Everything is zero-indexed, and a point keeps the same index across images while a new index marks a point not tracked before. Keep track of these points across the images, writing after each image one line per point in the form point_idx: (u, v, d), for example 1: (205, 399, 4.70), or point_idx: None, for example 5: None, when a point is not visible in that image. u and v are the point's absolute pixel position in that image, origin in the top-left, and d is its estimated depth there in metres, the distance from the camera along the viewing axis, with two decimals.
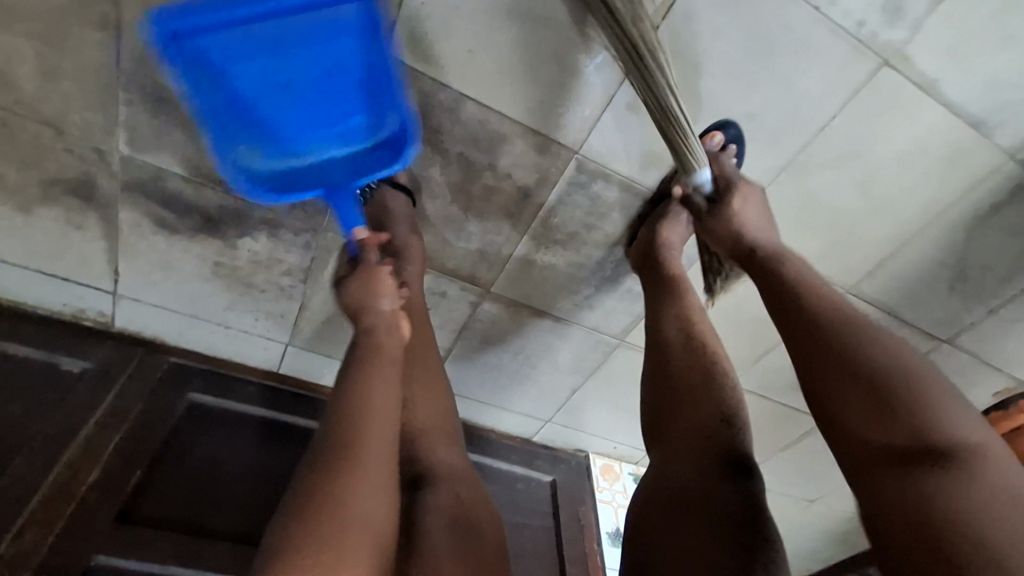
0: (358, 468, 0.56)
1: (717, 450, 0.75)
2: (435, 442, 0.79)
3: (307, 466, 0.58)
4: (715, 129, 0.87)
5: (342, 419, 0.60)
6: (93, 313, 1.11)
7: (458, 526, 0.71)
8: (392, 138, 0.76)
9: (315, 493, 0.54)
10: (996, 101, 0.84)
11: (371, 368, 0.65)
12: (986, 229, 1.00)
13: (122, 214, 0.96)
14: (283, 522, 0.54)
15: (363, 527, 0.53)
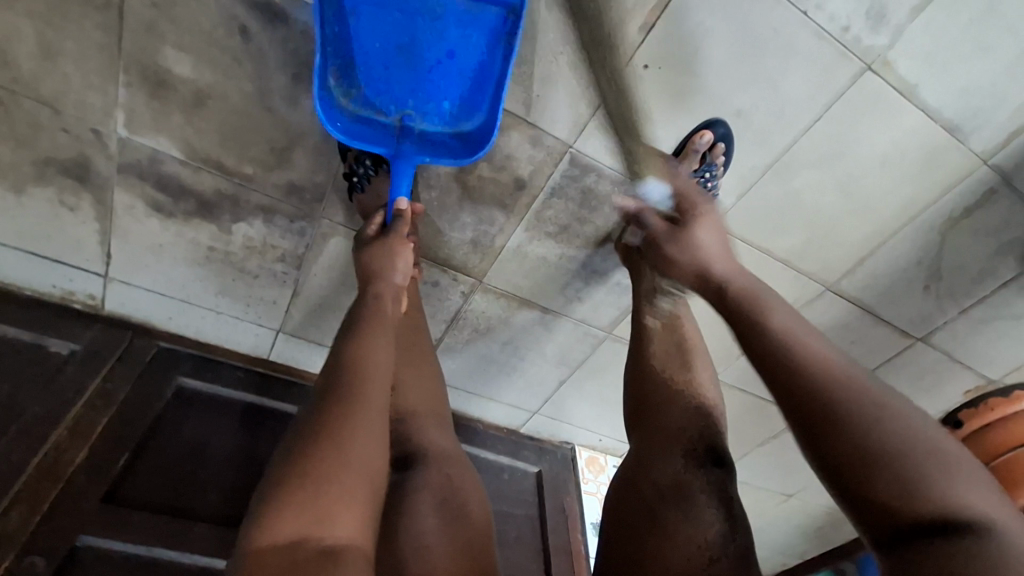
0: (355, 416, 0.58)
1: (696, 441, 0.77)
2: (424, 424, 0.80)
3: (303, 420, 0.59)
4: (703, 128, 0.90)
5: (339, 379, 0.63)
6: (83, 296, 1.11)
7: (446, 505, 0.72)
8: (470, 135, 0.86)
9: (313, 438, 0.56)
10: (971, 107, 0.88)
11: (366, 339, 0.69)
12: (960, 231, 1.04)
13: (116, 196, 0.96)
14: (279, 467, 0.55)
15: (357, 470, 0.54)
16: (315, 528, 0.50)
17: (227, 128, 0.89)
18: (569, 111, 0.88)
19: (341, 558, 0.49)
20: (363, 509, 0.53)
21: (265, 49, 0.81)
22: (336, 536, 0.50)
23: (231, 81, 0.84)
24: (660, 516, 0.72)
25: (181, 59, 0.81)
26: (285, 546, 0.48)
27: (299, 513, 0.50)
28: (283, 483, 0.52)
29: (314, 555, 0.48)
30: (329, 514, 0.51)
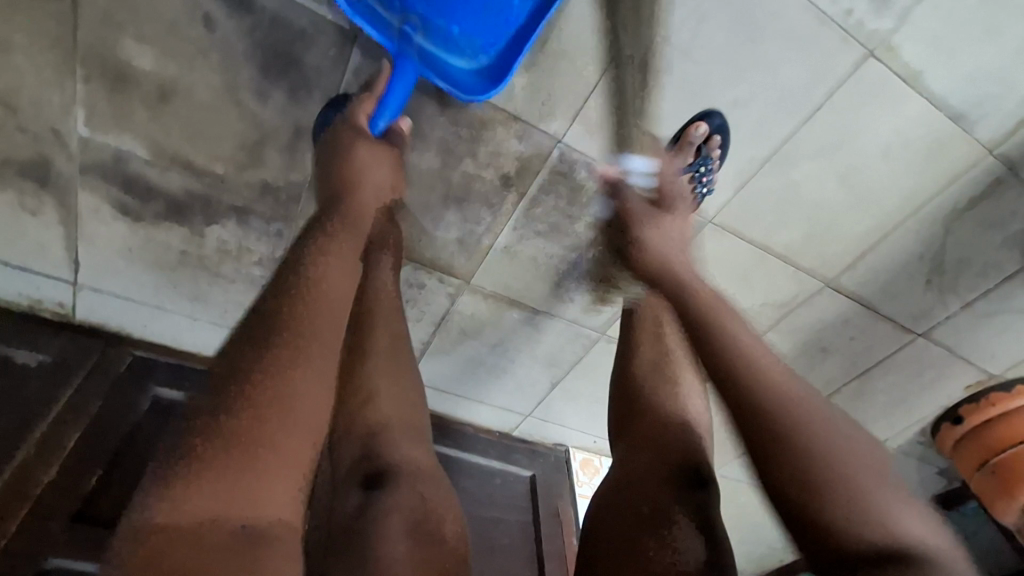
0: (302, 362, 0.48)
1: (681, 462, 0.73)
2: (397, 437, 0.76)
3: (234, 357, 0.47)
4: (699, 119, 0.85)
5: (285, 312, 0.51)
6: (51, 304, 1.06)
7: (417, 530, 0.67)
8: (483, 70, 0.78)
9: (247, 387, 0.45)
10: (977, 95, 0.84)
11: (326, 263, 0.58)
12: (963, 223, 1.01)
13: (81, 198, 0.91)
14: (200, 418, 0.44)
15: (302, 426, 0.45)
16: (236, 507, 0.40)
17: (196, 126, 0.84)
18: (556, 103, 0.84)
19: (266, 543, 0.40)
20: (298, 480, 0.44)
21: (231, 38, 0.76)
22: (264, 517, 0.41)
23: (198, 74, 0.79)
24: (639, 542, 0.66)
25: (141, 51, 0.76)
26: (193, 527, 0.39)
27: (218, 486, 0.40)
28: (204, 441, 0.42)
29: (232, 542, 0.39)
30: (260, 490, 0.42)
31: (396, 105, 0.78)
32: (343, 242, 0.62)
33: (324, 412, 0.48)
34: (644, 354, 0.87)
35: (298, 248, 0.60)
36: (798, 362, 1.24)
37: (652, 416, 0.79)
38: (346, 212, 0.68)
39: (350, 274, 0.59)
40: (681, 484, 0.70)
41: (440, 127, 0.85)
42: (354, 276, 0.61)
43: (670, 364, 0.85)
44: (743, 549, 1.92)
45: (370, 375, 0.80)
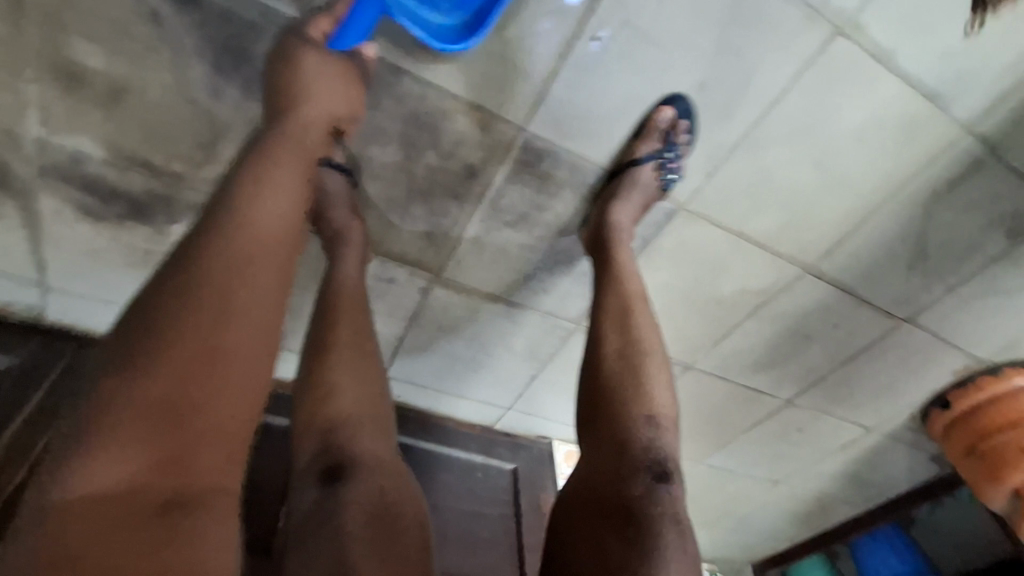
0: (228, 328, 0.48)
1: (645, 458, 0.70)
2: (360, 431, 0.74)
3: (149, 325, 0.47)
4: (664, 104, 0.85)
5: (208, 276, 0.50)
6: (21, 306, 1.05)
7: (377, 522, 0.66)
8: (458, 24, 0.74)
9: (166, 357, 0.45)
10: (952, 72, 0.82)
11: (252, 212, 0.57)
12: (944, 205, 0.98)
13: (41, 200, 0.89)
14: (113, 389, 0.43)
15: (228, 387, 0.46)
16: (159, 476, 0.41)
17: (152, 123, 0.82)
18: (517, 91, 0.81)
19: (192, 511, 0.40)
20: (228, 442, 0.44)
21: (179, 35, 0.74)
22: (190, 485, 0.41)
23: (148, 72, 0.77)
24: (602, 542, 0.64)
25: (89, 49, 0.74)
26: (111, 498, 0.39)
27: (136, 457, 0.41)
28: (120, 413, 0.42)
29: (150, 512, 0.39)
30: (186, 460, 0.42)
31: (358, 34, 0.73)
32: (276, 196, 0.60)
33: (258, 375, 0.48)
34: (609, 347, 0.85)
35: (222, 203, 0.57)
36: (781, 351, 1.22)
37: (618, 412, 0.77)
38: (287, 144, 0.68)
39: (285, 232, 0.58)
40: (643, 479, 0.68)
41: (399, 119, 0.83)
42: (293, 233, 0.59)
43: (638, 358, 0.82)
44: (734, 537, 1.91)
45: (330, 370, 0.78)
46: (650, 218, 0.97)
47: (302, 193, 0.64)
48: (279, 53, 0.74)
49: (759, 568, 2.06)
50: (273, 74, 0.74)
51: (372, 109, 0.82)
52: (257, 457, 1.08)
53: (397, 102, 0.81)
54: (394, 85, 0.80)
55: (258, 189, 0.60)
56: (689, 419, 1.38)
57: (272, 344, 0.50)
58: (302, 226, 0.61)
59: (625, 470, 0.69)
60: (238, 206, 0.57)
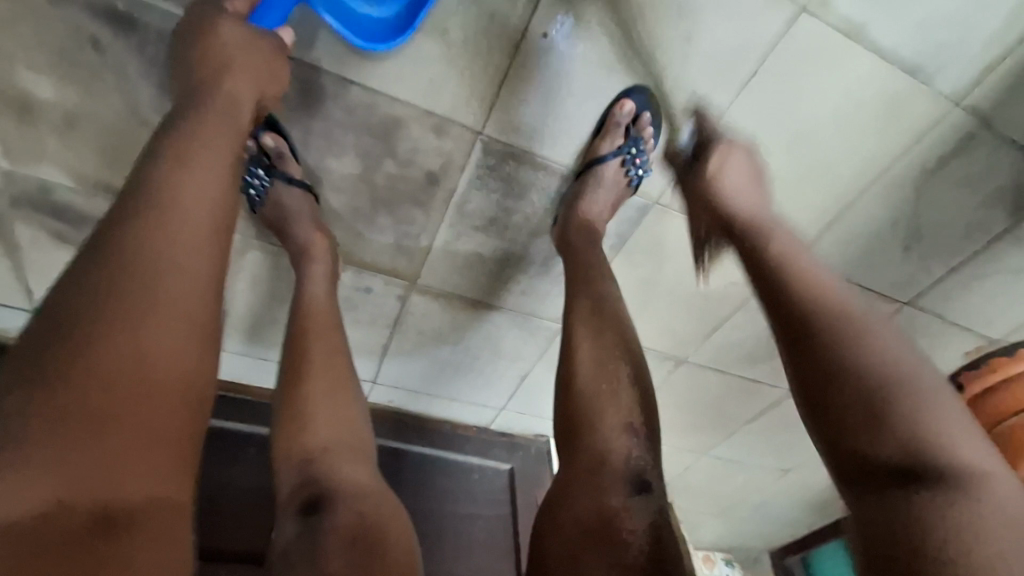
0: (156, 329, 0.45)
1: (624, 470, 0.69)
2: (338, 459, 0.73)
3: (65, 327, 0.43)
4: (623, 96, 0.83)
5: (130, 273, 0.47)
6: (16, 331, 1.08)
7: (359, 546, 0.64)
8: (388, 19, 0.73)
9: (89, 364, 0.42)
10: (929, 42, 0.77)
11: (184, 189, 0.53)
12: (937, 182, 0.92)
13: (17, 229, 0.91)
14: (17, 401, 0.39)
15: (162, 394, 0.44)
16: (86, 493, 0.38)
17: (111, 149, 0.83)
18: (469, 93, 0.79)
19: (129, 532, 0.39)
20: (164, 453, 0.42)
21: (123, 59, 0.74)
22: (126, 500, 0.39)
23: (100, 99, 0.77)
24: (580, 560, 0.63)
25: (40, 80, 0.75)
26: (30, 525, 0.36)
27: (59, 479, 0.38)
28: (34, 425, 0.39)
29: (82, 533, 0.37)
30: (116, 475, 0.39)
31: (277, 18, 0.71)
32: (207, 178, 0.55)
33: (194, 383, 0.46)
34: (583, 350, 0.81)
35: (144, 181, 0.52)
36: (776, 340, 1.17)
37: (595, 425, 0.73)
38: (222, 113, 0.62)
39: (219, 218, 0.55)
40: (625, 494, 0.67)
41: (353, 129, 0.82)
42: (227, 221, 0.56)
43: (612, 361, 0.79)
44: (749, 527, 1.88)
45: (306, 400, 0.77)
46: (623, 215, 0.96)
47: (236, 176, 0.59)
48: (202, 38, 0.66)
49: (776, 556, 2.04)
50: (191, 55, 0.66)
51: (325, 121, 0.81)
52: (249, 470, 1.10)
53: (348, 112, 0.80)
54: (343, 96, 0.78)
55: (183, 168, 0.55)
56: (687, 413, 1.35)
57: (208, 344, 0.49)
58: (235, 212, 0.57)
59: (603, 484, 0.68)
60: (167, 181, 0.53)
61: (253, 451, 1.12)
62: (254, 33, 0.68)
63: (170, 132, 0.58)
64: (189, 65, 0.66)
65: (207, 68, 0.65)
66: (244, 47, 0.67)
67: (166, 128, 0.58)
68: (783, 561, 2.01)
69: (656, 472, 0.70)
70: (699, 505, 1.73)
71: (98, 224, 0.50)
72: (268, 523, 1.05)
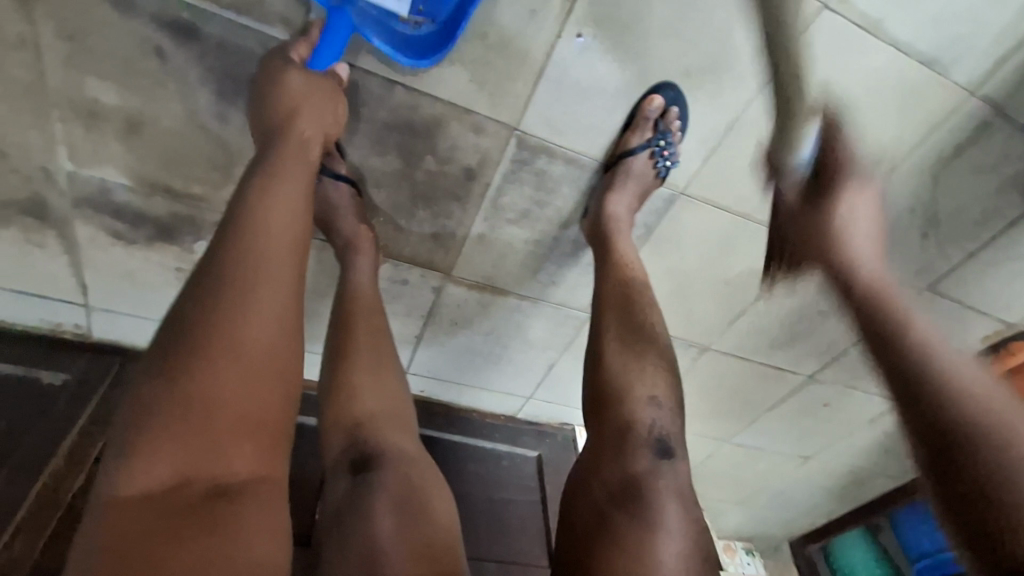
0: (252, 327, 0.53)
1: (647, 435, 0.73)
2: (384, 426, 0.78)
3: (185, 327, 0.51)
4: (653, 92, 0.87)
5: (232, 280, 0.54)
6: (71, 326, 1.13)
7: (404, 506, 0.70)
8: (432, 36, 0.78)
9: (204, 356, 0.49)
10: (946, 36, 0.81)
11: (267, 208, 0.61)
12: (954, 170, 0.96)
13: (78, 229, 0.97)
14: (151, 388, 0.48)
15: (260, 384, 0.51)
16: (205, 467, 0.46)
17: (168, 152, 0.88)
18: (506, 93, 0.84)
19: (237, 497, 0.47)
20: (262, 436, 0.50)
21: (184, 67, 0.79)
22: (234, 475, 0.47)
23: (161, 104, 0.83)
24: (608, 518, 0.67)
25: (106, 88, 0.80)
26: (165, 490, 0.45)
27: (186, 450, 0.46)
28: (164, 407, 0.47)
29: (202, 500, 0.45)
30: (225, 453, 0.47)
31: (330, 56, 0.77)
32: (287, 199, 0.64)
33: (285, 373, 0.53)
34: (611, 331, 0.86)
35: (239, 205, 0.61)
36: (797, 326, 1.21)
37: (626, 400, 0.77)
38: (292, 151, 0.71)
39: (297, 235, 0.62)
40: (650, 454, 0.72)
41: (396, 129, 0.87)
42: (303, 237, 0.63)
43: (638, 342, 0.83)
44: (770, 514, 1.91)
45: (352, 371, 0.82)
46: (650, 206, 1.00)
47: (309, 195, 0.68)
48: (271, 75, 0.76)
49: (796, 544, 2.07)
50: (267, 99, 0.76)
51: (370, 121, 0.86)
52: (292, 455, 1.15)
53: (392, 113, 0.85)
54: (387, 98, 0.83)
55: (267, 193, 0.63)
56: (709, 399, 1.38)
57: (294, 341, 0.56)
58: (309, 230, 0.65)
59: (630, 448, 0.72)
60: (255, 203, 0.61)
61: (293, 438, 1.17)
62: (310, 77, 0.76)
63: (261, 165, 0.68)
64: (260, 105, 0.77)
65: (281, 111, 0.75)
66: (306, 93, 0.75)
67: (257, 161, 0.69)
68: (804, 549, 2.04)
69: (681, 443, 0.75)
70: (720, 492, 1.77)
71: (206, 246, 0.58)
72: (312, 507, 1.10)
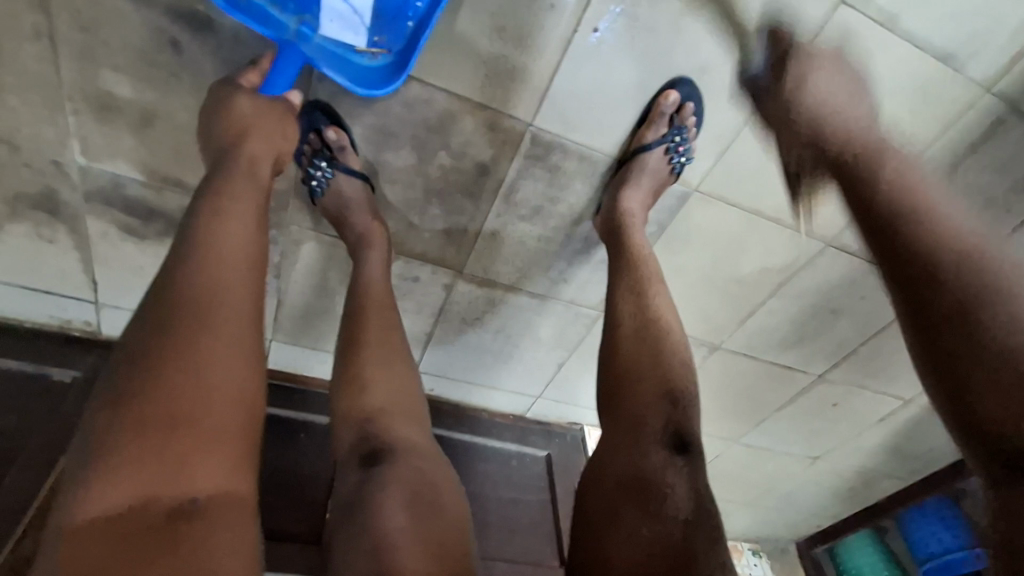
0: (212, 346, 0.52)
1: (662, 430, 0.73)
2: (393, 421, 0.77)
3: (140, 351, 0.51)
4: (669, 87, 0.87)
5: (188, 303, 0.54)
6: (79, 323, 1.12)
7: (414, 499, 0.69)
8: (385, 67, 0.80)
9: (160, 378, 0.49)
10: (962, 32, 0.81)
11: (222, 229, 0.62)
12: (968, 168, 0.96)
13: (89, 224, 0.96)
14: (106, 416, 0.47)
15: (217, 401, 0.50)
16: (163, 488, 0.45)
17: (180, 146, 0.88)
18: (521, 87, 0.84)
19: (199, 516, 0.45)
20: (225, 453, 0.49)
21: (199, 61, 0.80)
22: (194, 494, 0.46)
23: (175, 98, 0.82)
24: (622, 511, 0.67)
25: (120, 80, 0.80)
26: (123, 513, 0.43)
27: (144, 473, 0.45)
28: (120, 431, 0.46)
29: (162, 521, 0.44)
30: (184, 472, 0.46)
31: (283, 84, 0.81)
32: (244, 221, 0.64)
33: (246, 389, 0.53)
34: (625, 327, 0.85)
35: (191, 231, 0.61)
36: (808, 325, 1.20)
37: (635, 396, 0.77)
38: (244, 172, 0.71)
39: (252, 255, 0.62)
40: (666, 449, 0.71)
41: (409, 124, 0.87)
42: (261, 257, 0.63)
43: (652, 338, 0.83)
44: (777, 516, 1.91)
45: (363, 365, 0.82)
46: (664, 203, 1.00)
47: (262, 212, 0.68)
48: (225, 99, 0.76)
49: (803, 545, 2.06)
50: (214, 123, 0.75)
51: (386, 114, 0.86)
52: (302, 454, 1.14)
53: (406, 107, 0.85)
54: (402, 93, 0.83)
55: (220, 217, 0.63)
56: (719, 399, 1.38)
57: (254, 357, 0.55)
58: (267, 250, 0.65)
59: (643, 443, 0.72)
60: (208, 227, 0.61)
61: (302, 437, 1.16)
62: (261, 103, 0.77)
63: (210, 184, 0.68)
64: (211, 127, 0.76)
65: (230, 132, 0.74)
66: (257, 115, 0.76)
67: (211, 177, 0.69)
68: (811, 551, 2.03)
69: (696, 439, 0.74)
70: (728, 494, 1.76)
71: (157, 274, 0.58)
72: (322, 506, 1.09)
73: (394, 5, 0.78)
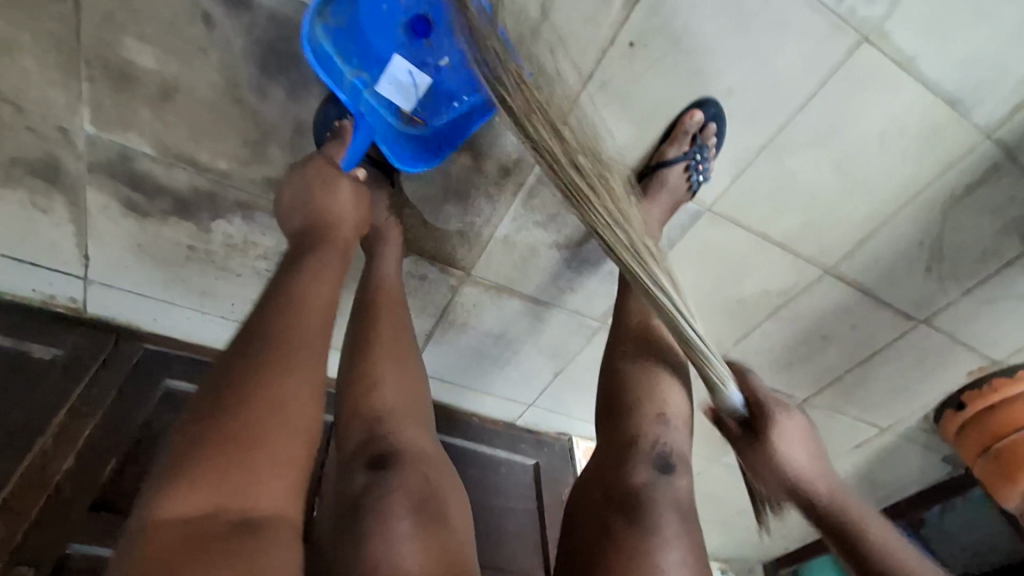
0: (295, 367, 0.50)
1: (650, 451, 0.73)
2: (401, 423, 0.76)
3: (231, 363, 0.49)
4: (693, 108, 0.89)
5: (276, 323, 0.53)
6: (64, 299, 1.07)
7: (421, 507, 0.67)
8: (419, 140, 0.88)
9: (246, 392, 0.47)
10: (970, 79, 0.86)
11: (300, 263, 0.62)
12: (963, 207, 1.01)
13: (89, 196, 0.93)
14: (193, 423, 0.46)
15: (294, 424, 0.48)
16: (234, 499, 0.43)
17: (197, 124, 0.85)
18: None
19: (264, 532, 0.43)
20: (293, 475, 0.46)
21: (228, 37, 0.78)
22: (257, 509, 0.43)
23: (199, 73, 0.80)
24: (608, 525, 0.67)
25: (142, 50, 0.77)
26: (196, 519, 0.41)
27: (217, 482, 0.43)
28: (201, 439, 0.44)
29: (228, 532, 0.41)
30: (256, 486, 0.44)
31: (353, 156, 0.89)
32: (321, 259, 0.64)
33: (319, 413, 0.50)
34: (629, 340, 0.86)
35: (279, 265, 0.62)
36: (800, 349, 1.23)
37: (632, 408, 0.78)
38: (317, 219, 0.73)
39: (333, 286, 0.61)
40: (654, 470, 0.71)
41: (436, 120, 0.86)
42: (336, 286, 0.62)
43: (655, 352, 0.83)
44: (749, 536, 1.94)
45: (374, 365, 0.80)
46: (676, 219, 1.00)
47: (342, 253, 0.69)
48: (318, 179, 0.77)
49: (770, 567, 2.10)
50: (304, 197, 0.75)
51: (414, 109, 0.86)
52: None
53: None
54: None
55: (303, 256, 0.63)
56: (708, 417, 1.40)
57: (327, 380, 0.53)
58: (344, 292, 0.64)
59: (631, 462, 0.72)
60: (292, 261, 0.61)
61: None
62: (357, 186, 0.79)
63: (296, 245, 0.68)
64: (301, 200, 0.76)
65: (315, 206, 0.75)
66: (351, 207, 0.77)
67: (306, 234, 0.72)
68: None
69: (683, 459, 0.74)
70: (705, 512, 1.78)
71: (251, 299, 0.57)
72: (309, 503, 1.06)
73: (445, 86, 0.84)
